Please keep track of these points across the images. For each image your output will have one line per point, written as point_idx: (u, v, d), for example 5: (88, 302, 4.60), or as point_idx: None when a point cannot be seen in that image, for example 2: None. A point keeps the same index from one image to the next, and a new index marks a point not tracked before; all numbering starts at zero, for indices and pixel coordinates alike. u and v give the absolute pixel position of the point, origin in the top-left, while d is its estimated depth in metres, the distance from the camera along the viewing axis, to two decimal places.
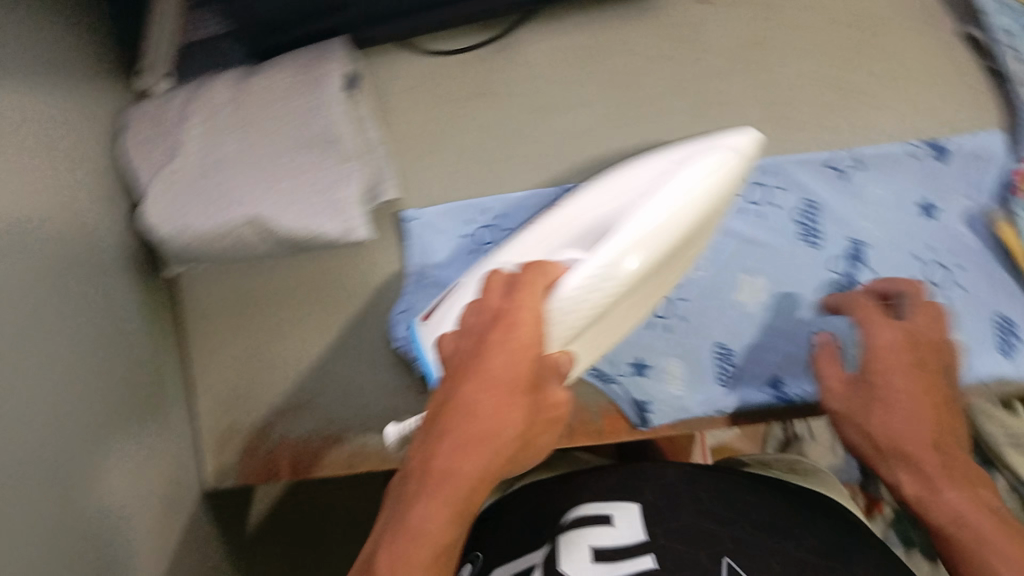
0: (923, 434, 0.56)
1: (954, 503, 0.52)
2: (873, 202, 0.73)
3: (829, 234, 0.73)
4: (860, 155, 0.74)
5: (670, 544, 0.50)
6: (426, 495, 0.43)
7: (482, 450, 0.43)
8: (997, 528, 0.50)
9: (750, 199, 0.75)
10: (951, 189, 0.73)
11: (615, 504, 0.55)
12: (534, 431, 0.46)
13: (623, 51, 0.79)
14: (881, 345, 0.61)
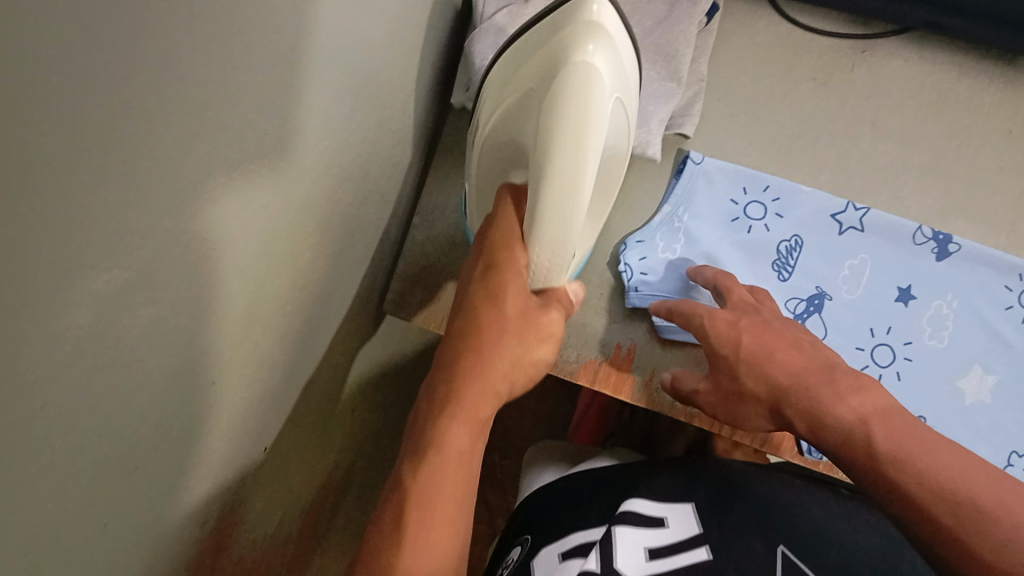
0: (727, 316, 0.58)
1: (776, 357, 0.55)
2: (950, 280, 0.65)
3: (923, 300, 0.65)
4: (877, 222, 0.66)
5: (727, 538, 0.51)
6: (469, 389, 0.44)
7: (513, 373, 0.47)
8: (852, 395, 0.50)
9: (820, 249, 0.67)
10: (986, 258, 0.65)
11: (670, 504, 0.55)
12: (523, 361, 0.48)
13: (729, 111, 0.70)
14: (722, 315, 0.59)
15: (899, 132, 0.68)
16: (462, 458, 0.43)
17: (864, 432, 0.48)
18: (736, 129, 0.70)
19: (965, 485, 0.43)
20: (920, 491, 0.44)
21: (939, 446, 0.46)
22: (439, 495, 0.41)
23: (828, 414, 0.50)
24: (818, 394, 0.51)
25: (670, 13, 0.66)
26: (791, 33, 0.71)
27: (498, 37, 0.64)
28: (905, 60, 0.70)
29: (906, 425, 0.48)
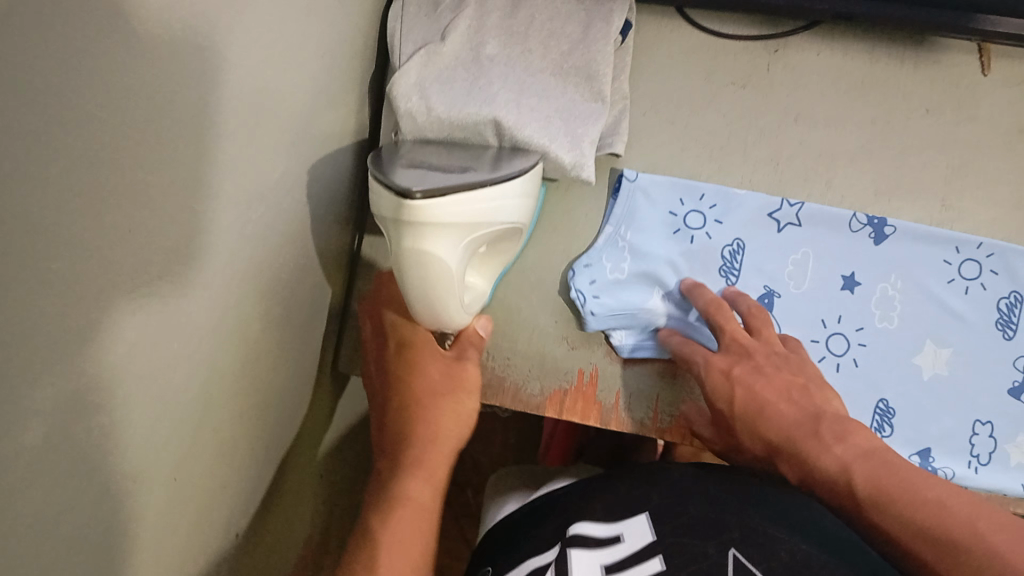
0: (720, 362, 0.60)
1: (767, 406, 0.57)
2: (893, 262, 0.66)
3: (867, 285, 0.66)
4: (810, 212, 0.67)
5: (680, 544, 0.47)
6: (418, 452, 0.56)
7: (456, 432, 0.58)
8: (838, 440, 0.52)
9: (765, 248, 0.67)
10: (926, 237, 0.66)
11: (623, 520, 0.50)
12: (460, 417, 0.59)
13: (651, 126, 0.71)
14: (715, 359, 0.60)
15: (818, 127, 0.69)
16: (427, 506, 0.54)
17: (852, 478, 0.49)
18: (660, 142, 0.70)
19: (939, 512, 0.45)
20: (898, 525, 0.47)
21: (903, 471, 0.48)
22: (404, 531, 0.51)
23: (814, 464, 0.52)
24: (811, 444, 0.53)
25: (585, 35, 0.67)
26: (706, 39, 0.72)
27: (420, 77, 0.65)
28: (819, 52, 0.71)
29: (888, 463, 0.49)
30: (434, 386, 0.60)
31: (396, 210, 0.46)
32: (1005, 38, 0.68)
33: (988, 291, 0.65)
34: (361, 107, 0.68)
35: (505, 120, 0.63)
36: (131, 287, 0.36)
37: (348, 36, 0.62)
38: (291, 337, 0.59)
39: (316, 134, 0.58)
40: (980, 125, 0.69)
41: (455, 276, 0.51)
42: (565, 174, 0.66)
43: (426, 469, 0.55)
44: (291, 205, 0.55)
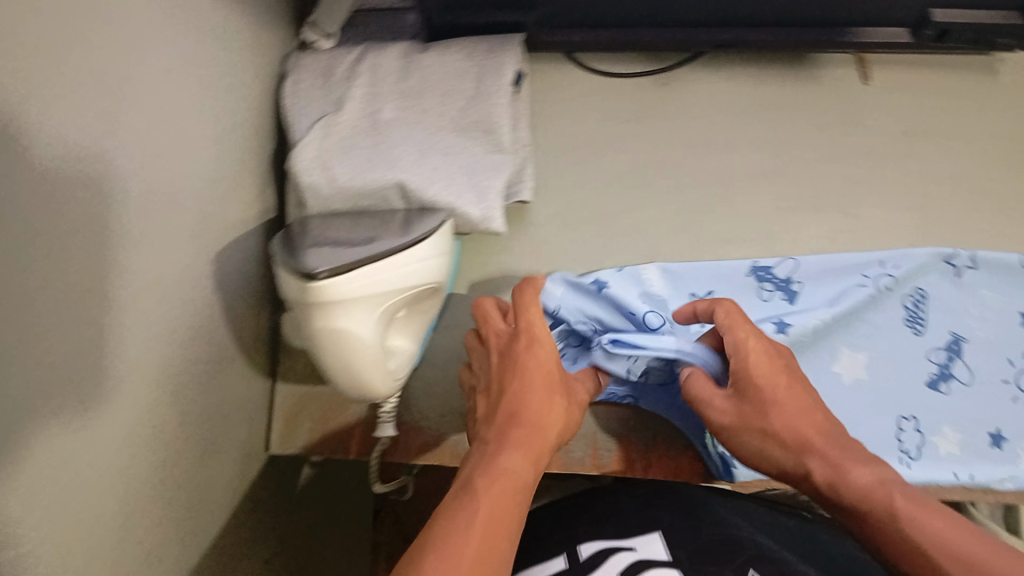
0: (759, 354, 0.55)
1: (784, 410, 0.52)
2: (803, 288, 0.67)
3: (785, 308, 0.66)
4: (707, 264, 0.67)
5: (698, 567, 0.49)
6: (518, 431, 0.51)
7: (553, 428, 0.53)
8: (864, 460, 0.48)
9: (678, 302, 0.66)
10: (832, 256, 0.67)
11: (635, 537, 0.53)
12: (568, 418, 0.55)
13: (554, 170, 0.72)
14: (754, 347, 0.55)
15: (712, 153, 0.72)
16: (521, 482, 0.47)
17: (882, 497, 0.46)
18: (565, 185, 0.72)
19: (965, 560, 0.40)
20: (918, 564, 0.42)
21: (949, 525, 0.42)
22: (478, 518, 0.43)
23: (842, 475, 0.48)
24: (846, 459, 0.49)
25: (478, 90, 0.68)
26: (599, 80, 0.74)
27: (321, 148, 0.65)
28: (708, 80, 0.73)
29: (918, 494, 0.46)
30: (550, 377, 0.56)
31: (302, 292, 0.47)
32: (880, 48, 0.72)
33: (899, 294, 0.67)
34: (268, 185, 0.68)
35: (410, 183, 0.65)
36: (28, 405, 0.35)
37: (242, 122, 0.62)
38: (220, 424, 0.60)
39: (220, 223, 0.59)
40: (868, 133, 0.72)
41: (376, 348, 0.51)
42: (475, 229, 0.67)
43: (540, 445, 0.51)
44: (202, 296, 0.56)
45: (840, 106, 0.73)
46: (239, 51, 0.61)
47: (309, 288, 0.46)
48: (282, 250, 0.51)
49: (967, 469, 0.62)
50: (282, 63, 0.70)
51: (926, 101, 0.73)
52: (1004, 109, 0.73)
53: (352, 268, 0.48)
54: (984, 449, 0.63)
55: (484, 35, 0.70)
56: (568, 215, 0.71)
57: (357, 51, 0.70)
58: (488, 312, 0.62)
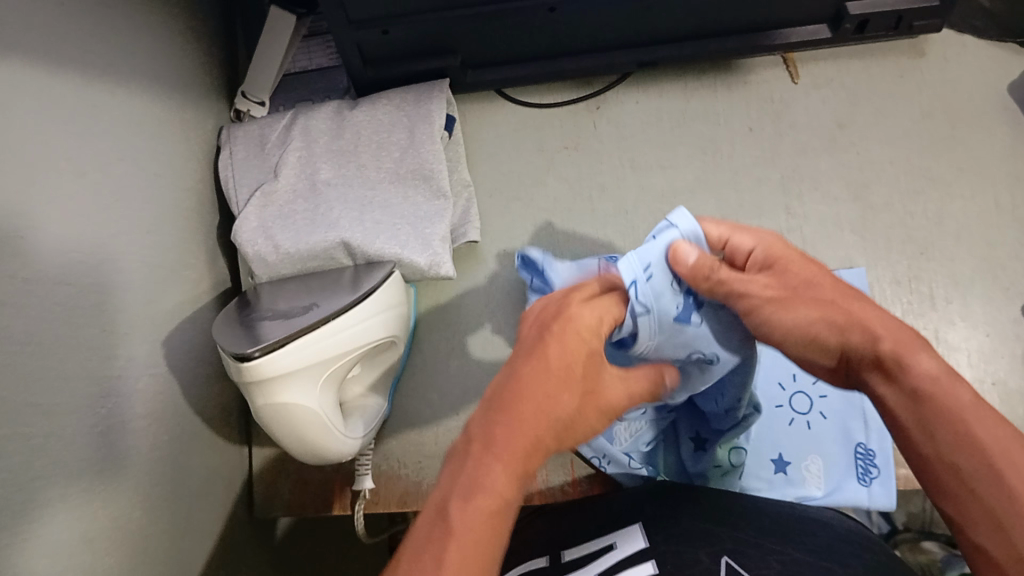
0: (796, 268, 0.47)
1: (801, 317, 0.45)
2: None
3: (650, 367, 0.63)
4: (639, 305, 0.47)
5: (674, 551, 0.49)
6: (521, 438, 0.39)
7: (574, 429, 0.42)
8: (911, 340, 0.43)
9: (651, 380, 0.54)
10: None
11: (617, 533, 0.53)
12: (589, 416, 0.42)
13: (500, 206, 0.73)
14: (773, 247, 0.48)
15: (652, 169, 0.72)
16: (498, 498, 0.38)
17: (942, 390, 0.41)
18: (511, 218, 0.72)
19: (1014, 470, 0.38)
20: (973, 462, 0.39)
21: (971, 408, 0.40)
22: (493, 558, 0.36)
23: (901, 363, 0.42)
24: (904, 346, 0.43)
25: (411, 139, 0.69)
26: (530, 113, 0.75)
27: (261, 219, 0.66)
28: (636, 100, 0.75)
29: (954, 398, 0.41)
30: (587, 359, 0.43)
31: (242, 372, 0.49)
32: (801, 46, 0.72)
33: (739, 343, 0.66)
34: (216, 258, 0.69)
35: (352, 240, 0.64)
36: None
37: (178, 205, 0.63)
38: (190, 503, 0.60)
39: (165, 308, 0.60)
40: (800, 131, 0.73)
41: (329, 415, 0.53)
42: (426, 276, 0.66)
43: (533, 448, 0.40)
44: (153, 383, 0.57)
45: (773, 104, 0.74)
46: (164, 137, 0.63)
47: (245, 369, 0.49)
48: (219, 333, 0.52)
49: (831, 492, 0.62)
50: (216, 136, 0.71)
51: (858, 89, 0.74)
52: (938, 87, 0.73)
53: (284, 343, 0.50)
54: (847, 468, 0.63)
55: (411, 84, 0.71)
56: (517, 249, 0.71)
57: (288, 116, 0.71)
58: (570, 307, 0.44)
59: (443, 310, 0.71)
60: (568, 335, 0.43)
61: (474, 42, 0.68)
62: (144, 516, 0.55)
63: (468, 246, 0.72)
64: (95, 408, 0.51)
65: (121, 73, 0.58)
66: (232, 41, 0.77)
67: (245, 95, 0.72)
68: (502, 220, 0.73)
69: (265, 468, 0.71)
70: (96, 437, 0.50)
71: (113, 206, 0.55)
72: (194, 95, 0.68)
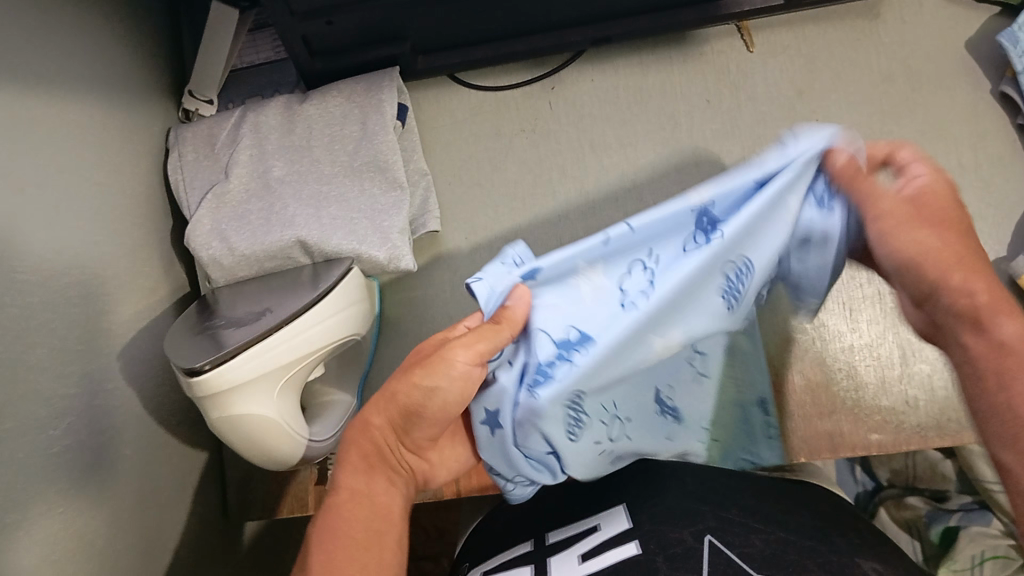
0: (942, 192, 0.44)
1: (916, 241, 0.42)
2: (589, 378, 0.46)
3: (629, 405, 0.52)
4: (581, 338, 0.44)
5: (655, 530, 0.49)
6: (352, 449, 0.47)
7: (402, 410, 0.46)
8: (1011, 304, 0.41)
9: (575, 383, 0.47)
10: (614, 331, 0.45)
11: (604, 513, 0.53)
12: (419, 393, 0.45)
13: (459, 193, 0.72)
14: (932, 185, 0.44)
15: (611, 147, 0.71)
16: (378, 506, 0.45)
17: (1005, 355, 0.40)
18: (472, 204, 0.72)
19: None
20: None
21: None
22: (348, 536, 0.43)
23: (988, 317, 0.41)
24: (999, 306, 0.41)
25: (364, 130, 0.67)
26: (484, 97, 0.74)
27: (214, 222, 0.64)
28: (592, 76, 0.73)
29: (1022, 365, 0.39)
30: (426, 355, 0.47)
31: (195, 384, 0.48)
32: (756, 13, 0.71)
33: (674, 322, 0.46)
34: (173, 264, 0.68)
35: (309, 238, 0.63)
36: None
37: (129, 213, 0.62)
38: (160, 514, 0.60)
39: (120, 318, 0.59)
40: (759, 101, 0.72)
41: (289, 420, 0.53)
42: (386, 269, 0.66)
43: (372, 451, 0.46)
44: (112, 396, 0.56)
45: (731, 74, 0.72)
46: (110, 145, 0.61)
47: (196, 384, 0.48)
48: (170, 345, 0.51)
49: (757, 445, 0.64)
50: (164, 137, 0.69)
51: (817, 52, 0.73)
52: (897, 48, 0.72)
53: (236, 354, 0.49)
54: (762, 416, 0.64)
55: (361, 73, 0.70)
56: (479, 236, 0.71)
57: (237, 113, 0.69)
58: (486, 341, 0.43)
59: (408, 301, 0.70)
60: (455, 351, 0.43)
61: (423, 28, 0.67)
62: (111, 532, 0.54)
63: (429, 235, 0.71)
64: (52, 429, 0.50)
65: (58, 80, 0.56)
66: (176, 38, 0.75)
67: (192, 94, 0.71)
68: (463, 206, 0.72)
69: (237, 470, 0.70)
70: (53, 458, 0.49)
71: (58, 221, 0.53)
72: (138, 98, 0.66)
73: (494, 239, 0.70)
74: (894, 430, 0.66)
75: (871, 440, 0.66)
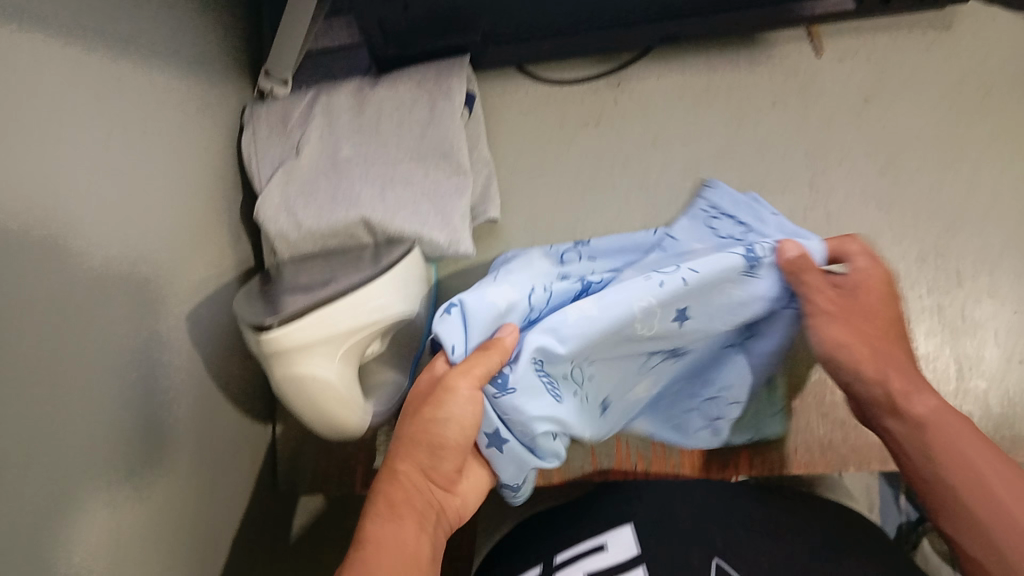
0: (878, 281, 0.52)
1: (840, 339, 0.50)
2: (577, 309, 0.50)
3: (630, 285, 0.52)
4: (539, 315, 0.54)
5: (668, 553, 0.50)
6: (382, 489, 0.51)
7: (425, 450, 0.50)
8: (920, 385, 0.49)
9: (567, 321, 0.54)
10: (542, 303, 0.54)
11: (608, 531, 0.53)
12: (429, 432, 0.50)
13: (520, 183, 0.73)
14: (875, 277, 0.52)
15: (672, 145, 0.72)
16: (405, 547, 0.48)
17: (946, 426, 0.46)
18: (531, 195, 0.73)
19: (969, 501, 0.43)
20: (958, 479, 0.44)
21: (967, 440, 0.45)
22: None
23: (907, 398, 0.48)
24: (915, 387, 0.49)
25: (431, 116, 0.69)
26: (551, 90, 0.75)
27: (283, 196, 0.67)
28: (658, 76, 0.74)
29: (950, 439, 0.46)
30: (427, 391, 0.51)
31: (261, 342, 0.50)
32: (825, 20, 0.71)
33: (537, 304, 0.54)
34: (240, 236, 0.70)
35: (374, 217, 0.65)
36: None
37: (198, 182, 0.64)
38: (210, 475, 0.62)
39: (185, 282, 0.61)
40: (825, 105, 0.72)
41: (347, 388, 0.54)
42: (446, 253, 0.66)
43: (397, 497, 0.50)
44: (174, 356, 0.58)
45: (799, 78, 0.73)
46: (184, 115, 0.63)
47: (264, 340, 0.49)
48: (241, 306, 0.53)
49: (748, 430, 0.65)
50: (239, 115, 0.72)
51: (887, 62, 0.72)
52: (969, 62, 0.72)
53: (307, 316, 0.50)
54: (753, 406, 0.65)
55: (433, 61, 0.71)
56: (538, 227, 0.72)
57: (310, 95, 0.72)
58: (486, 367, 0.48)
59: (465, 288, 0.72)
60: (455, 382, 0.48)
61: (494, 20, 0.68)
62: (165, 487, 0.56)
63: (490, 225, 0.72)
64: (115, 379, 0.51)
65: (139, 46, 0.58)
66: (256, 23, 0.77)
67: (268, 75, 0.73)
68: (523, 198, 0.73)
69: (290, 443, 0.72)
70: (116, 407, 0.51)
71: (132, 180, 0.56)
72: (215, 74, 0.69)
73: (553, 230, 0.71)
74: None
75: None
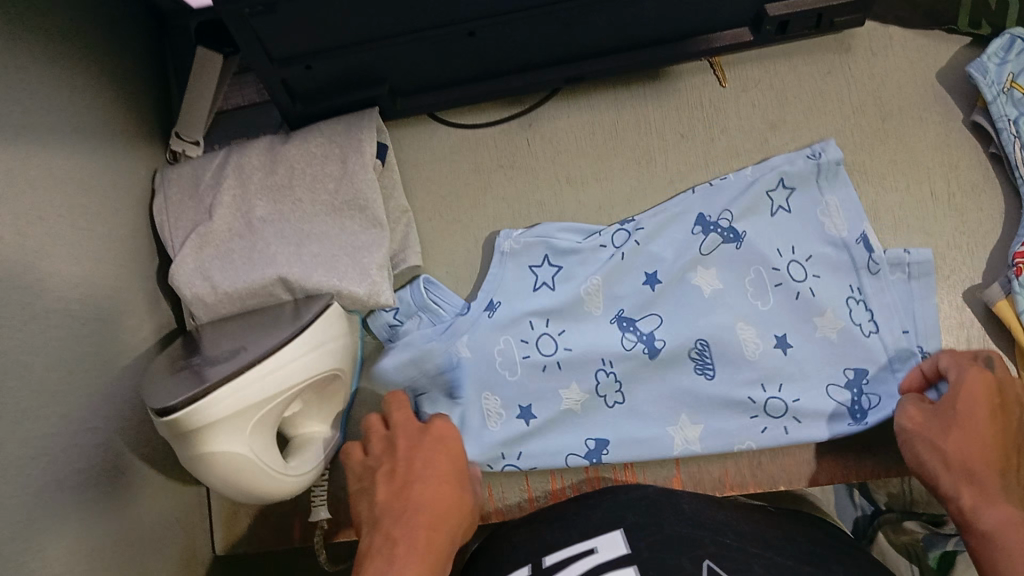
0: (980, 387, 0.60)
1: (932, 447, 0.59)
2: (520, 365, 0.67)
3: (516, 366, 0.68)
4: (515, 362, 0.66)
5: (655, 558, 0.50)
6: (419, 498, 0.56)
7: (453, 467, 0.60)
8: (992, 497, 0.54)
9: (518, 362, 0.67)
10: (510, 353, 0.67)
11: (599, 538, 0.54)
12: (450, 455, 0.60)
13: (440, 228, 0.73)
14: (975, 383, 0.60)
15: (587, 183, 0.73)
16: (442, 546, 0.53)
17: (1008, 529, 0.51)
18: (452, 240, 0.73)
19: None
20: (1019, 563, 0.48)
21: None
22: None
23: (974, 504, 0.54)
24: (963, 458, 0.57)
25: (344, 169, 0.69)
26: (463, 134, 0.76)
27: (197, 261, 0.66)
28: (568, 114, 0.75)
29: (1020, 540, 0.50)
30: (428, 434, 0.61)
31: (164, 424, 0.50)
32: (726, 52, 0.72)
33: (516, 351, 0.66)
34: (157, 303, 0.69)
35: (290, 275, 0.65)
36: None
37: (113, 256, 0.64)
38: (142, 549, 0.61)
39: (102, 357, 0.60)
40: (731, 135, 0.73)
41: (262, 457, 0.54)
42: (367, 306, 0.67)
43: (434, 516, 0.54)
44: (92, 433, 0.57)
45: (704, 109, 0.74)
46: (93, 189, 0.63)
47: (166, 422, 0.50)
48: (150, 380, 0.54)
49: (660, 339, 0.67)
50: (150, 180, 0.71)
51: (788, 88, 0.74)
52: (868, 83, 0.73)
53: (207, 393, 0.50)
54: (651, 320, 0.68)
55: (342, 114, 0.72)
56: (460, 271, 0.72)
57: (221, 155, 0.72)
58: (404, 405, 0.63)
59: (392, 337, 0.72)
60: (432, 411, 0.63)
61: (401, 71, 0.69)
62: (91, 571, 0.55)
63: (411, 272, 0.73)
64: (28, 470, 0.51)
65: (41, 128, 0.58)
66: (162, 85, 0.77)
67: (179, 137, 0.73)
68: (444, 243, 0.73)
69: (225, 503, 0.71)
70: (31, 499, 0.50)
71: (41, 264, 0.55)
72: (123, 142, 0.68)
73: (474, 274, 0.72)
74: (874, 457, 0.68)
75: (851, 466, 0.67)
